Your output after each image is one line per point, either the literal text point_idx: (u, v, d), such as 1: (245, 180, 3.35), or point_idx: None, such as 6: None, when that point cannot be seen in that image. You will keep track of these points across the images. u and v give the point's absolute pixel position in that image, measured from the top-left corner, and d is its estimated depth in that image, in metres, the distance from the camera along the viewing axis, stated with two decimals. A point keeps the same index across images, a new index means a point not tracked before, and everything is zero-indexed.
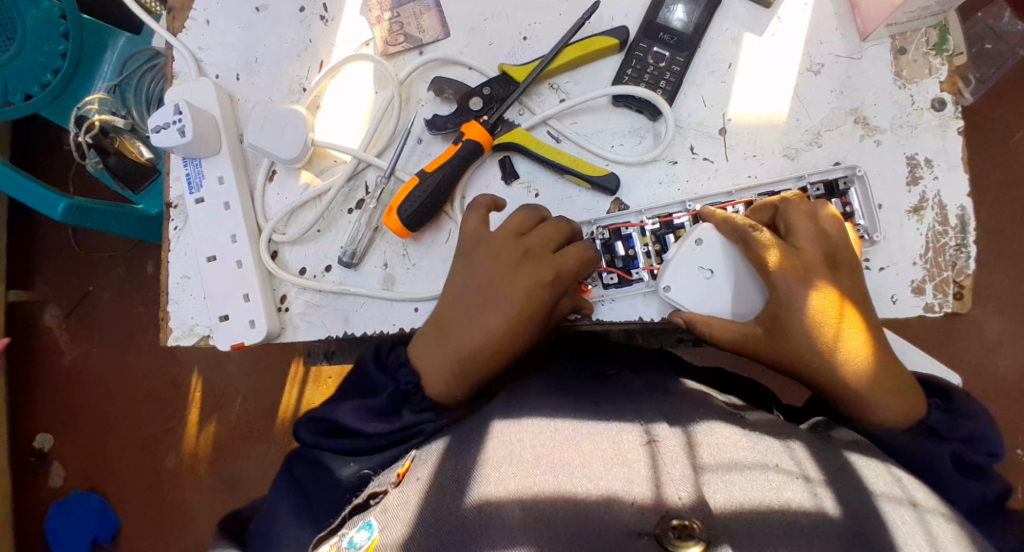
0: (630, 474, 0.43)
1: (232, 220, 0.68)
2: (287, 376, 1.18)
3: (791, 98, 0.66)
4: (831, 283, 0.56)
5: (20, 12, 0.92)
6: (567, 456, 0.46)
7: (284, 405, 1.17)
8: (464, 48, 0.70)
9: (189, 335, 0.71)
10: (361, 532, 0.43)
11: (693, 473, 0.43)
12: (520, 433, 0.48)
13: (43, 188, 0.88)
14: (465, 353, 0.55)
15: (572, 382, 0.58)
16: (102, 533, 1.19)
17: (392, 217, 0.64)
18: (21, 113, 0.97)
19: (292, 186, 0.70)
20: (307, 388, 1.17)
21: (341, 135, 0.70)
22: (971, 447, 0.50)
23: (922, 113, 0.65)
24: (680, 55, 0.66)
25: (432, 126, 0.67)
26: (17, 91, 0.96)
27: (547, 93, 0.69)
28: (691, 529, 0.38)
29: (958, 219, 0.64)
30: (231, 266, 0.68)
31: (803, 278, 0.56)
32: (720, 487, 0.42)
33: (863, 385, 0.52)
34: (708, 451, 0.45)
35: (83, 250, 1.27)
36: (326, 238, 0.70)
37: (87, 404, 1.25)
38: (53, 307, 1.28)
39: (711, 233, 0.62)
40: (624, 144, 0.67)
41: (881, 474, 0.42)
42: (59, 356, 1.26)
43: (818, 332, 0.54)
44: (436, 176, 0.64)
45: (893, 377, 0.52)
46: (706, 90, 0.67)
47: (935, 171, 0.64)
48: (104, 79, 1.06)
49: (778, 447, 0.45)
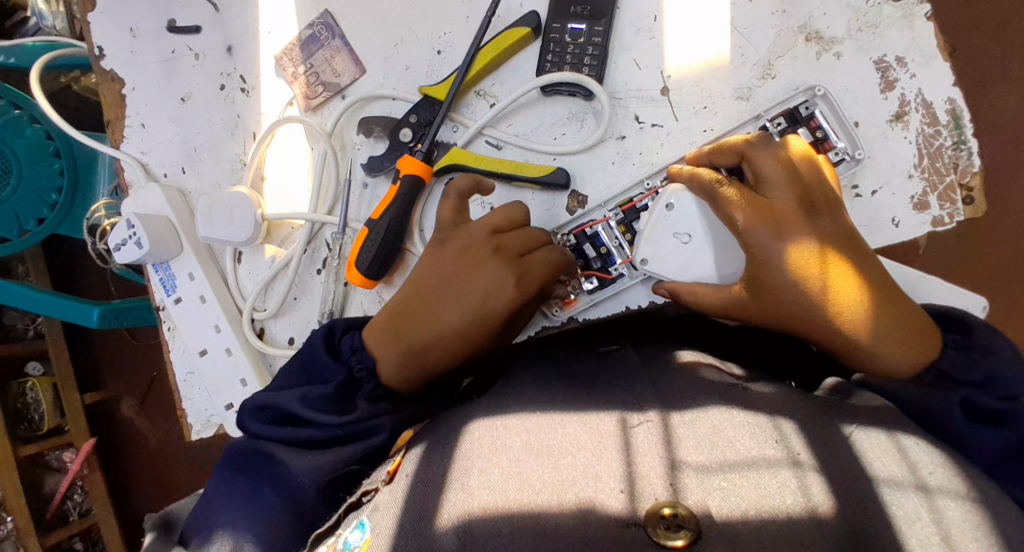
0: (602, 473, 0.40)
1: (211, 310, 0.70)
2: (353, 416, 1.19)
3: (729, 33, 0.60)
4: (812, 233, 0.50)
5: (8, 144, 0.89)
6: (558, 449, 0.43)
7: None
8: (383, 79, 0.68)
9: (209, 425, 0.72)
10: (355, 533, 0.42)
11: (670, 467, 0.40)
12: (493, 426, 0.45)
13: (75, 302, 1.01)
14: (427, 336, 0.52)
15: (567, 364, 0.55)
16: None
17: (353, 271, 0.63)
18: (38, 240, 0.93)
19: (259, 261, 0.71)
20: None
21: (291, 200, 0.70)
22: (985, 391, 0.44)
23: (881, 9, 0.58)
24: (597, 25, 0.62)
25: (370, 169, 0.66)
26: (28, 218, 0.92)
27: (476, 101, 0.66)
28: (681, 519, 0.36)
29: (950, 113, 0.57)
30: (223, 354, 0.69)
31: (780, 230, 0.51)
32: (700, 479, 0.39)
33: (862, 336, 0.47)
34: (687, 437, 0.42)
35: (136, 338, 1.32)
36: (304, 305, 0.70)
37: (179, 482, 1.31)
38: (127, 399, 1.33)
39: (682, 195, 0.57)
40: (566, 132, 0.64)
41: (884, 452, 0.40)
42: (144, 442, 1.33)
43: (804, 285, 0.49)
44: (385, 220, 0.62)
45: (905, 317, 0.47)
46: (637, 51, 0.62)
47: (911, 68, 0.57)
48: (105, 183, 0.97)
49: (767, 427, 0.42)
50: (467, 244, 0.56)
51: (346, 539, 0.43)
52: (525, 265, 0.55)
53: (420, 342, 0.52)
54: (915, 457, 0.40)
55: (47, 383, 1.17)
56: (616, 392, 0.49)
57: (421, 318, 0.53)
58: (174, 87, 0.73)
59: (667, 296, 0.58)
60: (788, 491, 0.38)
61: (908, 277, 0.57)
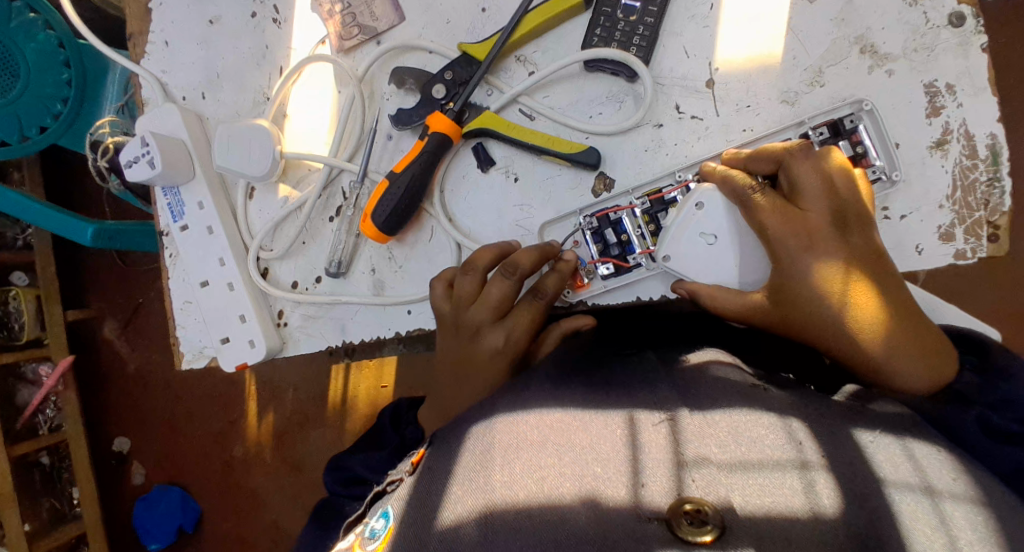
0: (609, 468, 0.41)
1: (217, 243, 0.68)
2: (331, 371, 1.23)
3: (784, 33, 0.59)
4: (841, 248, 0.50)
5: (17, 47, 0.85)
6: (568, 441, 0.43)
7: (333, 392, 1.23)
8: (422, 30, 0.66)
9: (201, 356, 0.72)
10: (379, 521, 0.43)
11: (675, 465, 0.40)
12: (516, 419, 0.44)
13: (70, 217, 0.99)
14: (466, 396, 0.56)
15: (588, 359, 0.54)
16: (186, 521, 1.26)
17: (368, 223, 0.62)
18: (38, 148, 0.90)
19: (271, 200, 0.69)
20: (351, 373, 1.22)
21: (311, 142, 0.68)
22: (999, 411, 0.44)
23: (939, 31, 0.56)
24: (653, 5, 0.60)
25: (397, 121, 0.64)
26: (30, 125, 0.89)
27: (514, 67, 0.64)
28: (704, 514, 0.37)
29: (989, 149, 0.56)
30: (224, 288, 0.68)
31: (809, 244, 0.51)
32: (703, 482, 0.39)
33: (881, 353, 0.48)
34: (694, 435, 0.42)
35: (127, 262, 1.30)
36: (312, 250, 0.69)
37: (154, 409, 1.31)
38: (111, 322, 1.32)
39: (713, 195, 0.56)
40: (604, 112, 0.62)
41: (894, 456, 0.41)
42: (123, 365, 1.32)
43: (825, 300, 0.50)
44: (407, 175, 0.61)
45: (926, 336, 0.47)
46: (688, 38, 0.60)
47: (959, 97, 0.56)
48: (111, 99, 0.94)
49: (772, 418, 0.43)
50: (461, 326, 0.58)
51: (371, 528, 0.43)
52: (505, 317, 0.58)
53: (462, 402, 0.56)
54: (922, 462, 0.41)
55: (31, 294, 1.15)
56: (629, 386, 0.48)
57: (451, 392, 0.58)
58: (203, 8, 0.70)
59: (686, 297, 0.57)
60: (789, 494, 0.39)
61: (926, 303, 0.56)
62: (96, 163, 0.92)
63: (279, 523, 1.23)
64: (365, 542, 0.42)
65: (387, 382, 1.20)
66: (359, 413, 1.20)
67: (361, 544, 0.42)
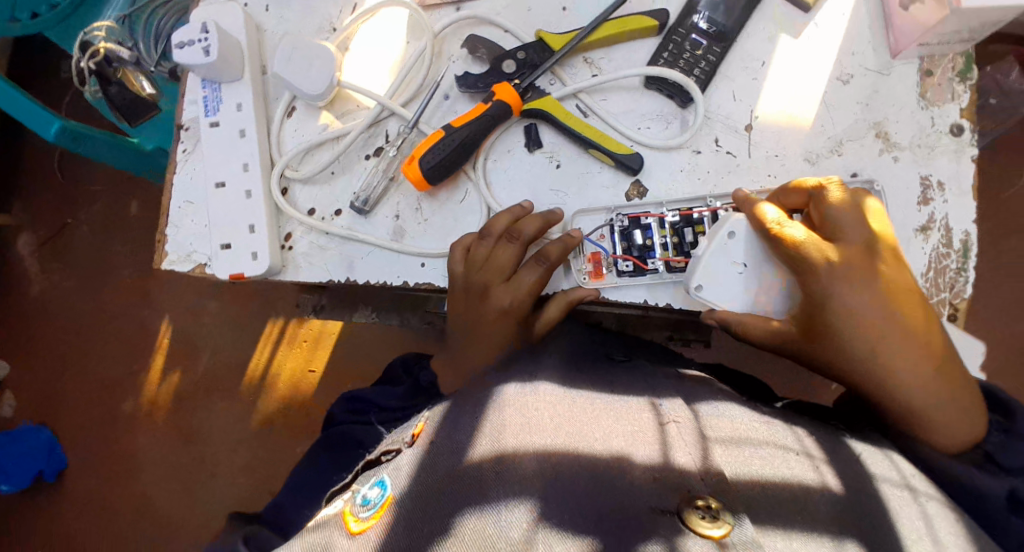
0: (639, 439, 0.44)
1: (246, 148, 0.67)
2: (263, 335, 1.23)
3: (817, 103, 0.67)
4: (890, 284, 0.51)
5: None
6: (596, 429, 0.45)
7: (254, 366, 1.22)
8: (503, 9, 0.69)
9: (186, 260, 0.69)
10: (374, 488, 0.45)
11: (700, 441, 0.44)
12: (527, 401, 0.47)
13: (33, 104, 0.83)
14: (476, 358, 0.61)
15: (585, 364, 0.59)
16: (47, 468, 1.21)
17: (413, 167, 0.63)
18: (24, 33, 0.88)
19: (309, 126, 0.69)
20: (279, 349, 1.22)
21: (367, 79, 0.69)
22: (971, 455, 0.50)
23: (941, 136, 0.66)
24: (717, 46, 0.66)
25: (463, 82, 0.67)
26: (23, 8, 0.88)
27: (580, 66, 0.68)
28: (716, 511, 0.38)
29: (962, 243, 0.65)
30: (240, 195, 0.66)
31: (859, 277, 0.51)
32: (725, 456, 0.43)
33: (915, 399, 0.49)
34: (722, 428, 0.46)
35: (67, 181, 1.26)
36: (339, 182, 0.69)
37: (61, 340, 1.27)
38: (28, 236, 1.31)
39: (742, 226, 0.60)
40: (651, 127, 0.67)
41: (874, 455, 0.45)
42: (26, 285, 1.30)
43: (870, 333, 0.50)
44: (463, 132, 0.63)
45: (959, 392, 0.48)
46: (737, 84, 0.67)
47: (947, 194, 0.65)
48: (114, 8, 0.95)
49: (781, 426, 0.47)
50: (471, 287, 0.63)
51: (365, 495, 0.44)
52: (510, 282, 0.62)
53: (471, 368, 0.60)
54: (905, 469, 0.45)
55: None
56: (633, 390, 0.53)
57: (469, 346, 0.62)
58: None
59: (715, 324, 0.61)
60: (807, 479, 0.42)
61: None
62: (79, 63, 0.91)
63: (149, 495, 1.20)
64: (357, 509, 0.44)
65: (314, 365, 1.20)
66: (275, 393, 1.20)
67: (353, 509, 0.44)
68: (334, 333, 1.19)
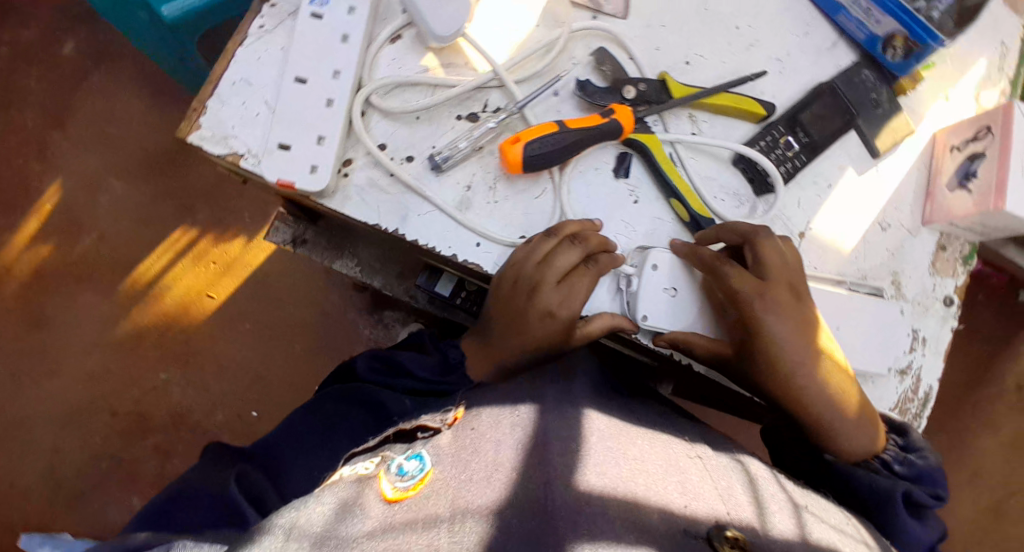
0: (739, 501, 0.48)
1: (343, 55, 0.61)
2: (161, 244, 1.29)
3: (858, 237, 0.75)
4: (813, 328, 0.59)
5: None
6: (696, 483, 0.49)
7: (142, 269, 1.28)
8: (636, 37, 0.69)
9: (218, 143, 0.60)
10: (412, 461, 0.51)
11: (795, 516, 0.48)
12: (622, 451, 0.51)
13: None
14: (507, 349, 0.62)
15: (607, 394, 0.62)
16: None
17: (515, 148, 0.61)
18: None
19: (409, 62, 0.65)
20: (178, 261, 1.29)
21: (487, 43, 0.66)
22: None
23: (934, 302, 0.77)
24: (804, 154, 0.71)
25: (582, 89, 0.66)
26: None
27: (684, 120, 0.70)
28: (741, 542, 0.42)
29: (924, 394, 0.74)
30: (320, 100, 0.60)
31: (803, 327, 0.59)
32: (817, 523, 0.48)
33: (836, 418, 0.58)
34: (813, 503, 0.52)
35: None
36: (422, 128, 0.64)
37: None
38: None
39: (661, 255, 0.64)
40: (724, 200, 0.70)
41: None
42: None
43: (808, 358, 0.58)
44: (575, 136, 0.62)
45: (863, 413, 0.59)
46: (804, 195, 0.73)
47: (926, 350, 0.75)
48: None
49: (841, 513, 0.53)
50: (521, 282, 0.60)
51: (399, 465, 0.50)
52: (563, 290, 0.60)
53: (501, 354, 0.63)
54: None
55: None
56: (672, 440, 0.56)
57: (506, 338, 0.62)
58: None
59: (663, 345, 0.63)
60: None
61: None
62: None
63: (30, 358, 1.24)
64: (393, 478, 0.49)
65: (213, 293, 1.28)
66: (161, 303, 1.27)
67: (390, 477, 0.49)
68: (247, 272, 1.30)
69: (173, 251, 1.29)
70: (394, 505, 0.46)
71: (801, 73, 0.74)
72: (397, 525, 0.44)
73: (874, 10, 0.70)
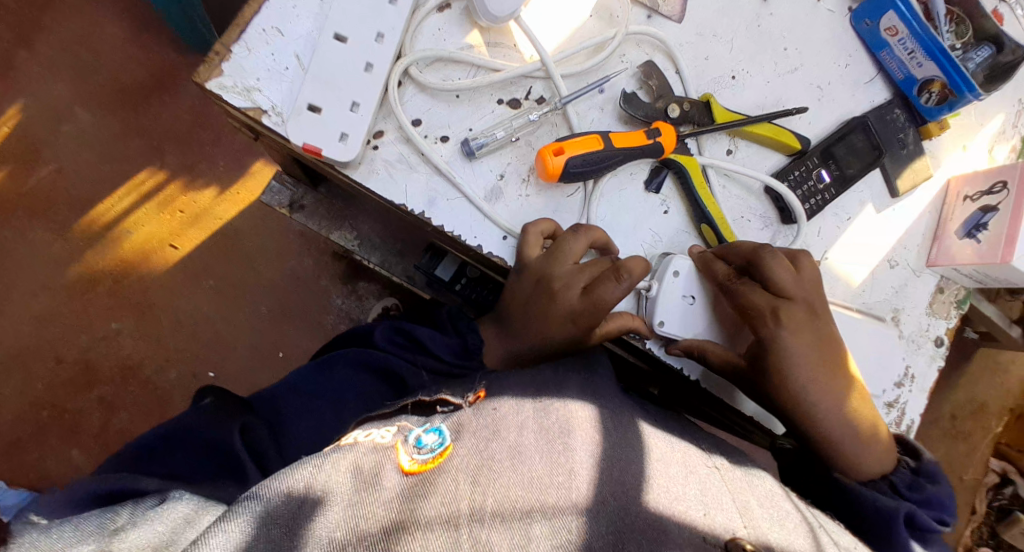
0: (791, 534, 0.49)
1: (390, 19, 0.57)
2: (129, 182, 1.20)
3: (868, 273, 0.76)
4: (826, 349, 0.59)
5: None
6: (745, 512, 0.50)
7: (103, 209, 1.19)
8: (685, 44, 0.68)
9: (241, 93, 0.55)
10: (430, 435, 0.49)
11: None
12: (668, 474, 0.50)
13: None
14: (525, 343, 0.61)
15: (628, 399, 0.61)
16: None
17: (556, 160, 0.56)
18: None
19: (453, 36, 0.61)
20: (144, 204, 1.20)
21: (537, 29, 0.63)
22: None
23: (925, 342, 0.78)
24: (832, 189, 0.71)
25: (627, 100, 0.63)
26: None
27: (722, 141, 0.69)
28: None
29: (906, 429, 0.75)
30: (359, 64, 0.56)
31: (818, 346, 0.58)
32: None
33: (847, 439, 0.59)
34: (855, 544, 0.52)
35: None
36: (460, 109, 0.61)
37: None
38: None
39: (682, 261, 0.63)
40: (750, 223, 0.69)
41: None
42: None
43: (822, 379, 0.58)
44: (619, 155, 0.59)
45: (875, 432, 0.60)
46: (824, 225, 0.74)
47: (913, 388, 0.76)
48: None
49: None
50: (542, 285, 0.58)
51: (418, 436, 0.49)
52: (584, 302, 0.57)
53: (520, 345, 0.62)
54: None
55: None
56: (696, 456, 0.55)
57: (525, 333, 0.61)
58: None
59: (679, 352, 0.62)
60: None
61: None
62: None
63: None
64: (412, 450, 0.48)
65: (178, 243, 1.20)
66: (121, 247, 1.19)
67: (407, 448, 0.48)
68: (219, 224, 1.22)
69: (136, 193, 1.20)
70: (409, 478, 0.45)
71: (838, 103, 0.74)
72: (417, 494, 0.44)
73: (918, 52, 0.71)
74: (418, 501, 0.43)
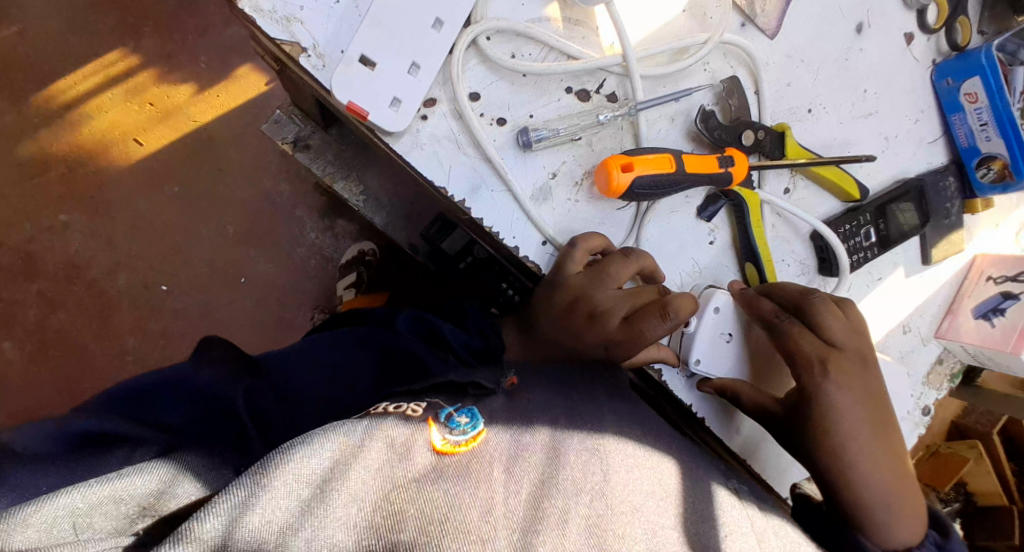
0: None
1: None
2: (93, 63, 1.05)
3: (881, 335, 0.75)
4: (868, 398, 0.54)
5: None
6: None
7: (66, 87, 1.04)
8: (771, 66, 0.62)
9: (281, 18, 0.46)
10: (463, 415, 0.42)
11: None
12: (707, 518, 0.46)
13: None
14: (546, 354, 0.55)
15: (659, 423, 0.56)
16: None
17: (621, 178, 0.51)
18: None
19: (532, 4, 0.53)
20: (111, 89, 1.05)
21: (626, 17, 0.56)
22: None
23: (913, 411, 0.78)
24: (875, 248, 0.68)
25: (704, 118, 0.57)
26: None
27: (783, 178, 0.65)
28: None
29: None
30: (427, 18, 0.49)
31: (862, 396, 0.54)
32: None
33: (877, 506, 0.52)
34: None
35: None
36: (523, 91, 0.54)
37: None
38: None
39: (723, 298, 0.60)
40: (789, 268, 0.66)
41: None
42: None
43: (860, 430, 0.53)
44: (687, 181, 0.54)
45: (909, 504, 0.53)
46: (855, 282, 0.72)
47: None
48: None
49: None
50: (579, 305, 0.54)
51: (450, 415, 0.41)
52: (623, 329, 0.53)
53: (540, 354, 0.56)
54: None
55: None
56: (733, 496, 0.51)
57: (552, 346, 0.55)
58: None
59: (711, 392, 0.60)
60: None
61: None
62: None
63: None
64: (443, 428, 0.40)
65: (144, 141, 1.06)
66: (79, 133, 1.05)
67: (439, 426, 0.40)
68: (193, 127, 1.08)
69: (103, 74, 1.05)
70: (442, 459, 0.39)
71: (899, 159, 0.70)
72: (449, 478, 0.37)
73: (990, 126, 0.67)
74: (450, 487, 0.37)
